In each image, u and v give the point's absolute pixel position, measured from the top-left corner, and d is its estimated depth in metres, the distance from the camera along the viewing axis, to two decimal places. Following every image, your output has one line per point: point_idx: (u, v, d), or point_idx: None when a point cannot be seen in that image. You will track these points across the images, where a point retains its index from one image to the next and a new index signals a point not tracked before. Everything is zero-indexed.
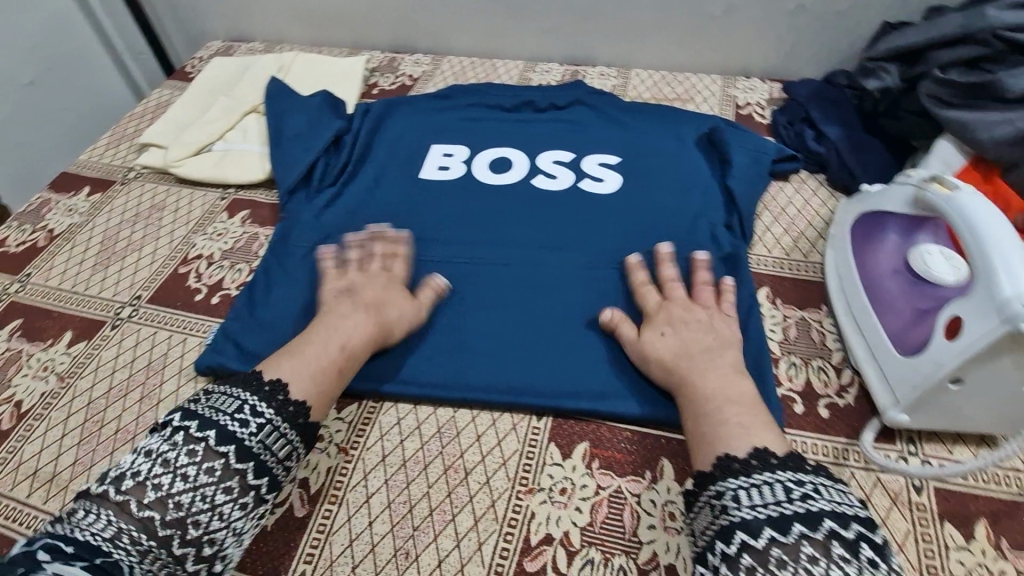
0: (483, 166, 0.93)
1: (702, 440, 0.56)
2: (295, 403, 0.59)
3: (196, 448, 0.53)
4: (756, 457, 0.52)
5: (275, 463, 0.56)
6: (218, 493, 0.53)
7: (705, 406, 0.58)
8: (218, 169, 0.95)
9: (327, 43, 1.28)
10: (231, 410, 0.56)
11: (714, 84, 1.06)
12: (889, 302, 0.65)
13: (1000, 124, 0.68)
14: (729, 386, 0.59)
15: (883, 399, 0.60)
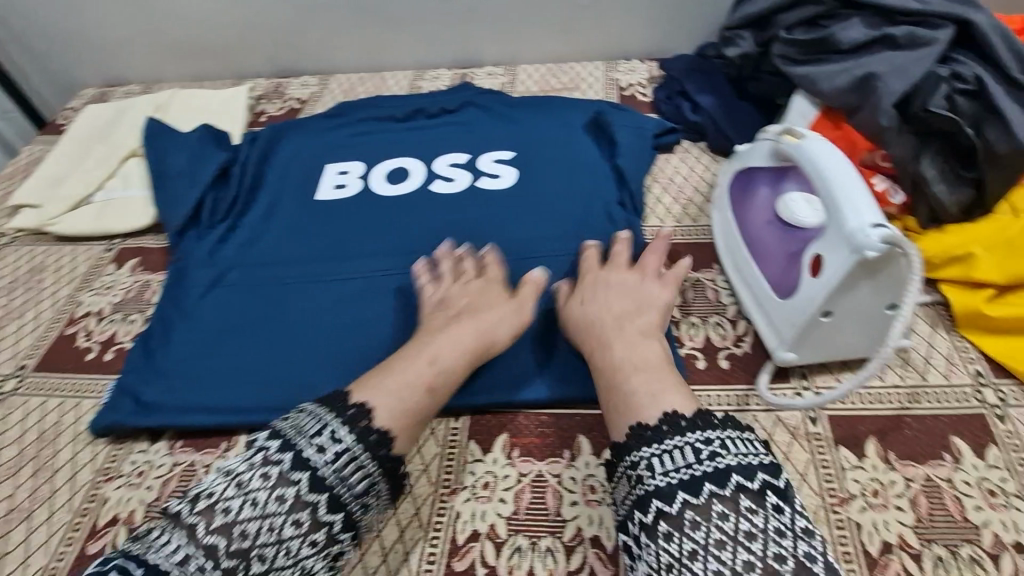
0: (379, 178, 0.92)
1: (615, 411, 0.56)
2: (377, 432, 0.53)
3: (271, 472, 0.50)
4: (667, 422, 0.52)
5: (349, 499, 0.51)
6: (286, 526, 0.49)
7: (614, 376, 0.58)
8: (100, 220, 0.91)
9: (211, 76, 1.24)
10: (311, 433, 0.52)
11: (597, 70, 1.10)
12: (766, 252, 0.68)
13: (840, 73, 0.72)
14: (635, 352, 0.59)
15: (772, 341, 0.64)
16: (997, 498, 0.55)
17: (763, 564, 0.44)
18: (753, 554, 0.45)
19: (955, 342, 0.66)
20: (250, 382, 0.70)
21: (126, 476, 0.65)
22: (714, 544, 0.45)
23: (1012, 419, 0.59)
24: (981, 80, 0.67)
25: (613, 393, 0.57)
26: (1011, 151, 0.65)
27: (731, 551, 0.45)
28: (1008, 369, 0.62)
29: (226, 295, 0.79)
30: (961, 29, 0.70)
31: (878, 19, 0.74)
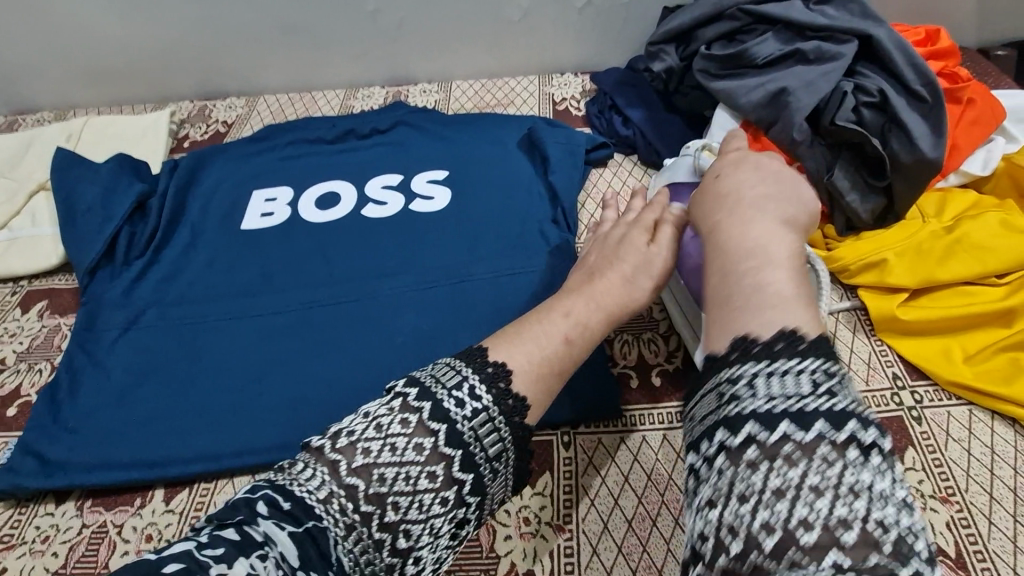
0: (309, 204, 0.90)
1: (730, 305, 0.44)
2: (515, 397, 0.47)
3: (410, 419, 0.44)
4: (782, 339, 0.40)
5: (483, 460, 0.44)
6: (421, 478, 0.43)
7: (736, 263, 0.46)
8: (4, 262, 0.85)
9: (130, 100, 1.18)
10: (450, 384, 0.45)
11: (530, 85, 1.10)
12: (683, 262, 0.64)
13: (756, 88, 0.74)
14: (758, 240, 0.47)
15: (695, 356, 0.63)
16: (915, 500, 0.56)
17: (863, 521, 0.34)
18: (851, 510, 0.34)
19: (875, 346, 0.68)
20: (167, 432, 0.67)
21: (29, 543, 0.60)
22: (809, 489, 0.35)
23: (928, 420, 0.61)
24: (885, 92, 0.69)
25: (730, 283, 0.45)
26: (915, 161, 0.68)
27: (826, 500, 0.34)
28: (923, 371, 0.64)
29: (142, 338, 0.75)
30: (865, 43, 0.73)
31: (790, 34, 0.76)
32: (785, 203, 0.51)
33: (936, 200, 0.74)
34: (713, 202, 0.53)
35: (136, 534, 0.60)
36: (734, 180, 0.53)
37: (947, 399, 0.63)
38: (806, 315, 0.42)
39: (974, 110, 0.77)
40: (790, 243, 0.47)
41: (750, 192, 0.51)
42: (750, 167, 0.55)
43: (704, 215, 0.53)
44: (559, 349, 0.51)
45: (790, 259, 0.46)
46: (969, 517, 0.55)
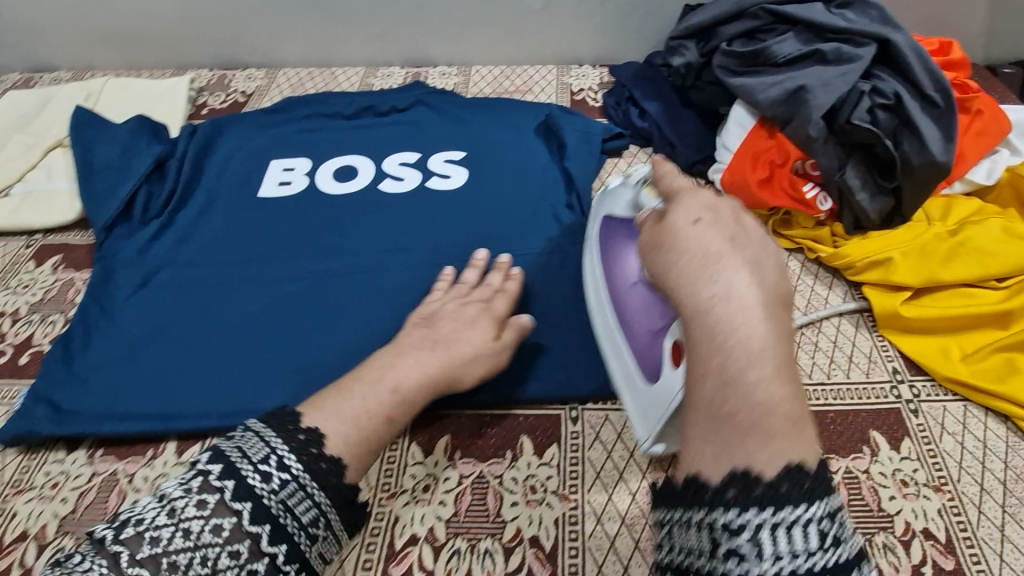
0: (327, 176, 0.90)
1: (732, 424, 0.39)
2: (328, 459, 0.52)
3: (210, 500, 0.48)
4: (789, 480, 0.37)
5: (295, 530, 0.49)
6: (222, 557, 0.47)
7: (725, 363, 0.40)
8: (19, 214, 0.85)
9: (147, 65, 1.18)
10: (256, 459, 0.50)
11: (549, 74, 1.11)
12: (633, 320, 0.60)
13: (775, 85, 0.76)
14: (752, 333, 0.40)
15: (640, 431, 0.58)
16: (910, 488, 0.58)
17: None
18: None
19: (876, 342, 0.70)
20: (178, 388, 0.67)
21: (38, 488, 0.60)
22: None
23: (924, 413, 0.63)
24: (899, 96, 0.71)
25: (730, 395, 0.39)
26: (925, 163, 0.70)
27: None
28: (922, 367, 0.66)
29: (155, 297, 0.75)
30: (883, 48, 0.75)
31: (810, 35, 0.78)
32: (778, 271, 0.44)
33: (941, 204, 0.76)
34: (694, 265, 0.44)
35: (146, 483, 0.61)
36: (719, 237, 0.45)
37: (944, 394, 0.65)
38: (804, 439, 0.39)
39: (982, 121, 0.79)
40: (787, 331, 0.41)
41: (739, 253, 0.44)
42: (732, 216, 0.47)
43: (683, 284, 0.44)
44: (378, 426, 0.55)
45: (789, 358, 0.40)
46: (959, 505, 0.57)
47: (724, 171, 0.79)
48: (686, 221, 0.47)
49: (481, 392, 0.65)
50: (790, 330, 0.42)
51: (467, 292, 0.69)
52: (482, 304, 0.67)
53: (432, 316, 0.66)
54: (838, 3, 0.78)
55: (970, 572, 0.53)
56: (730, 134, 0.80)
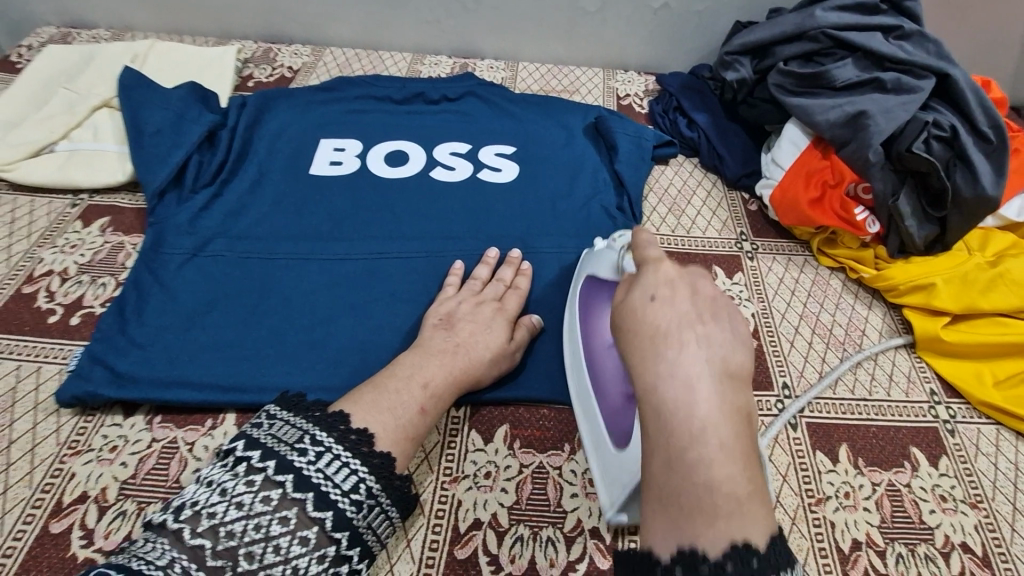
0: (378, 159, 0.90)
1: (677, 503, 0.39)
2: (357, 432, 0.51)
3: (255, 478, 0.47)
4: (733, 559, 0.36)
5: (338, 497, 0.48)
6: (273, 524, 0.46)
7: (680, 447, 0.40)
8: (65, 171, 0.83)
9: (189, 31, 1.16)
10: (291, 439, 0.49)
11: (596, 76, 1.13)
12: (605, 384, 0.59)
13: (832, 108, 0.78)
14: (700, 417, 0.41)
15: (604, 498, 0.55)
16: (948, 503, 0.61)
17: None
18: None
19: (914, 362, 0.73)
20: (236, 359, 0.67)
21: (96, 450, 0.60)
22: None
23: (960, 434, 0.67)
24: (955, 129, 0.74)
25: (676, 476, 0.40)
26: (975, 197, 0.73)
27: None
28: (959, 390, 0.69)
29: (210, 267, 0.75)
30: (941, 82, 0.78)
31: (868, 63, 0.81)
32: (732, 348, 0.45)
33: (978, 237, 0.80)
34: (646, 343, 0.46)
35: (207, 452, 0.61)
36: (672, 313, 0.47)
37: (978, 417, 0.68)
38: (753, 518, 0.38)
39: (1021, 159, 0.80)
40: (736, 412, 0.42)
41: (687, 332, 0.45)
42: (686, 293, 0.48)
43: (639, 361, 0.46)
44: (413, 418, 0.55)
45: (732, 437, 0.41)
46: (994, 522, 0.60)
47: (775, 187, 0.83)
48: (643, 299, 0.48)
49: (540, 383, 0.67)
50: (736, 410, 0.42)
51: (480, 290, 0.71)
52: (496, 305, 0.69)
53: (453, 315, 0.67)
54: (897, 33, 0.81)
55: None
56: (783, 151, 0.83)
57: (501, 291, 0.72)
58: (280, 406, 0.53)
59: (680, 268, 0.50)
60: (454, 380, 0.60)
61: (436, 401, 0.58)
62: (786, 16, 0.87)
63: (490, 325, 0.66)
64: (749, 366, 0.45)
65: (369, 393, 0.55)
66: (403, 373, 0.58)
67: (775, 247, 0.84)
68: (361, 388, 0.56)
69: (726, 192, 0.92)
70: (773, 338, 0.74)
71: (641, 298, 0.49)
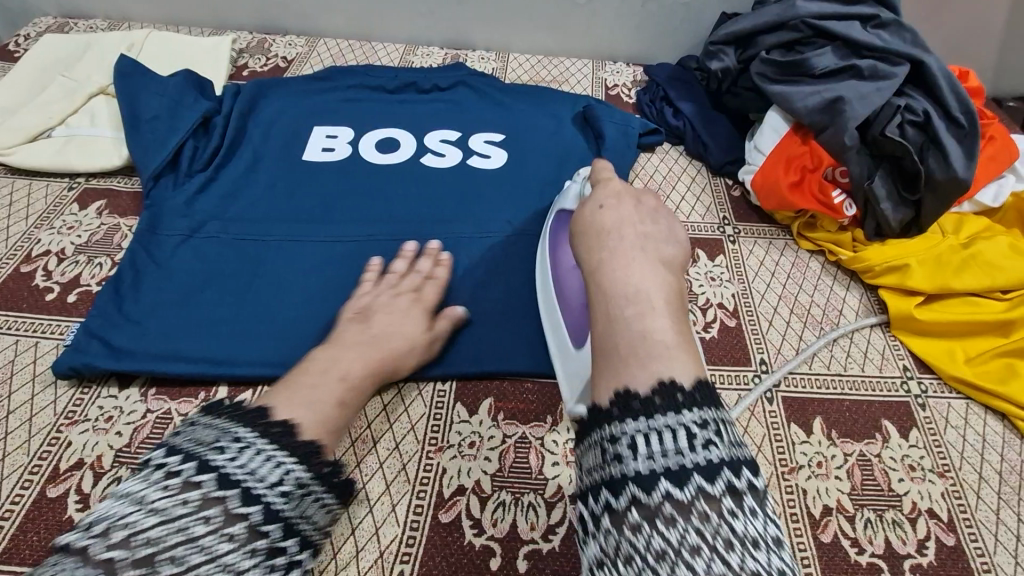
0: (369, 146, 0.92)
1: (617, 351, 0.45)
2: (278, 423, 0.48)
3: (171, 483, 0.42)
4: (660, 392, 0.41)
5: (264, 490, 0.44)
6: (195, 527, 0.41)
7: (618, 310, 0.48)
8: (63, 155, 0.85)
9: (185, 22, 1.18)
10: (211, 438, 0.45)
11: (585, 68, 1.15)
12: (568, 299, 0.66)
13: (811, 95, 0.80)
14: (636, 290, 0.49)
15: (566, 393, 0.62)
16: (916, 472, 0.63)
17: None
18: (732, 562, 0.36)
19: (889, 341, 0.75)
20: (229, 334, 0.69)
21: (92, 421, 0.62)
22: (687, 551, 0.36)
23: (931, 407, 0.69)
24: (929, 113, 0.77)
25: (616, 333, 0.47)
26: (948, 179, 0.75)
27: (714, 555, 0.36)
28: (930, 366, 0.72)
29: (204, 247, 0.76)
30: (916, 69, 0.80)
31: (846, 51, 0.83)
32: (666, 243, 0.55)
33: (953, 221, 0.82)
34: (593, 239, 0.56)
35: None
36: (616, 216, 0.57)
37: (949, 392, 0.70)
38: (682, 363, 0.44)
39: (992, 147, 0.82)
40: (670, 286, 0.50)
41: (627, 232, 0.55)
42: (630, 204, 0.58)
43: (586, 253, 0.56)
44: (334, 413, 0.54)
45: (663, 302, 0.48)
46: (960, 490, 0.62)
47: (756, 173, 0.85)
48: (593, 208, 0.59)
49: (524, 359, 0.69)
50: (668, 287, 0.50)
51: (397, 282, 0.71)
52: (412, 295, 0.69)
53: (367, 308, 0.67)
54: (876, 22, 0.83)
55: (969, 549, 0.58)
56: (765, 138, 0.86)
57: (420, 283, 0.71)
58: (199, 411, 0.49)
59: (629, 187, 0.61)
60: (370, 370, 0.60)
61: (355, 393, 0.57)
62: (768, 7, 0.89)
63: (404, 317, 0.66)
64: (681, 258, 0.55)
65: (282, 393, 0.53)
66: (315, 369, 0.56)
67: (757, 231, 0.87)
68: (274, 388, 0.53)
69: (710, 179, 0.94)
70: (752, 317, 0.76)
71: (593, 208, 0.59)
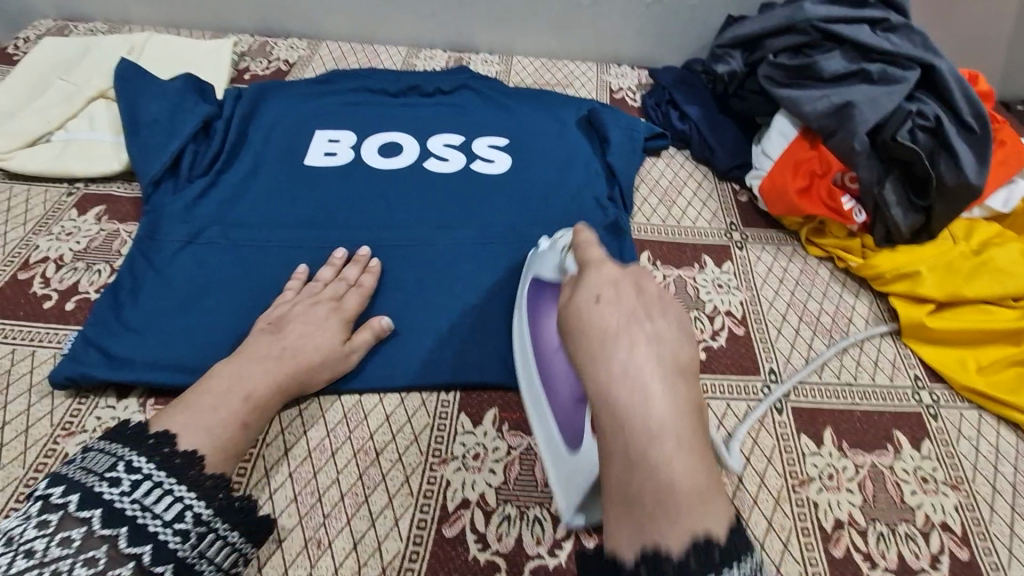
0: (372, 150, 0.91)
1: (640, 503, 0.41)
2: (183, 455, 0.52)
3: (54, 517, 0.46)
4: (696, 554, 0.39)
5: (157, 528, 0.48)
6: (76, 567, 0.45)
7: (636, 449, 0.42)
8: (62, 160, 0.84)
9: (186, 25, 1.17)
10: (102, 470, 0.49)
11: (589, 71, 1.14)
12: (556, 386, 0.59)
13: (820, 99, 0.79)
14: (655, 420, 0.42)
15: (562, 501, 0.55)
16: (929, 484, 0.62)
17: None
18: None
19: (899, 350, 0.74)
20: (230, 342, 0.68)
21: (89, 432, 0.61)
22: None
23: (943, 418, 0.67)
24: (940, 118, 0.75)
25: (637, 478, 0.42)
26: (958, 184, 0.74)
27: None
28: (941, 375, 0.70)
29: (204, 253, 0.75)
30: (927, 73, 0.79)
31: (855, 54, 0.82)
32: (679, 342, 0.47)
33: (964, 226, 0.80)
34: (596, 343, 0.47)
35: None
36: (618, 313, 0.48)
37: (961, 402, 0.69)
38: (713, 509, 0.40)
39: (1004, 151, 0.81)
40: (690, 406, 0.44)
41: (636, 330, 0.47)
42: (631, 290, 0.50)
43: (588, 361, 0.47)
44: (235, 433, 0.56)
45: (685, 432, 0.42)
46: (974, 503, 0.61)
47: (764, 178, 0.84)
48: (588, 299, 0.50)
49: None
50: (688, 405, 0.44)
51: (319, 290, 0.70)
52: (331, 303, 0.68)
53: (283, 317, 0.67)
54: (884, 26, 0.82)
55: (983, 563, 0.57)
56: (772, 142, 0.84)
57: (342, 291, 0.71)
58: (98, 440, 0.53)
59: (622, 267, 0.52)
60: (277, 386, 0.61)
61: (260, 413, 0.59)
62: (775, 10, 0.88)
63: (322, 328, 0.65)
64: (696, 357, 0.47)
65: (181, 415, 0.55)
66: (219, 389, 0.58)
67: (764, 237, 0.85)
68: (168, 410, 0.56)
69: (717, 184, 0.93)
70: (760, 325, 0.75)
71: (587, 298, 0.50)
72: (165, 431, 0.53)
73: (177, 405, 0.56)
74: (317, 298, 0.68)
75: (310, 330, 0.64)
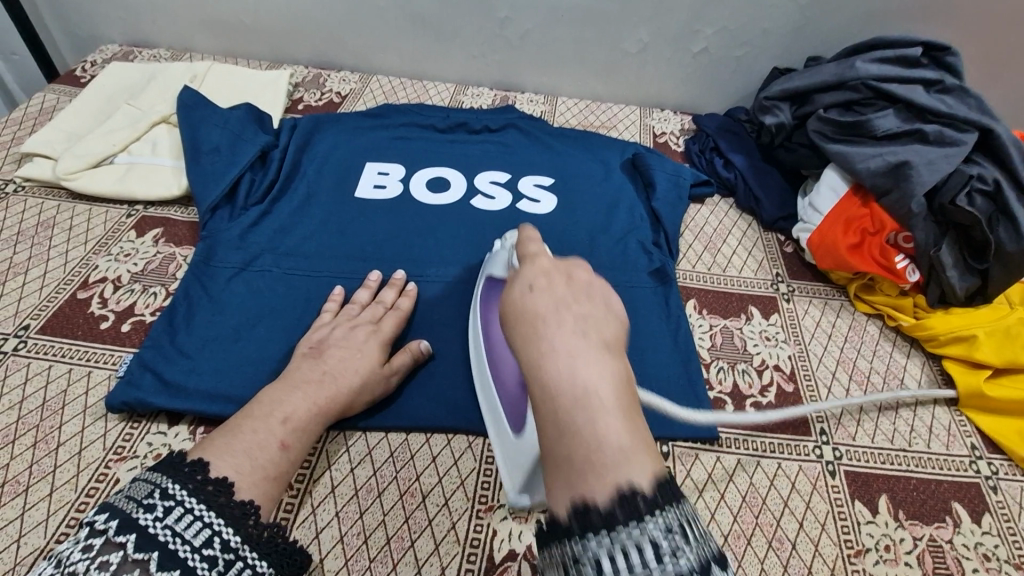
0: (420, 185, 0.92)
1: (569, 465, 0.34)
2: (215, 482, 0.50)
3: (94, 542, 0.44)
4: (620, 503, 0.32)
5: (186, 554, 0.45)
6: None
7: (564, 416, 0.35)
8: (124, 183, 0.87)
9: (244, 55, 1.21)
10: (140, 495, 0.47)
11: (632, 114, 1.15)
12: (502, 377, 0.60)
13: (874, 157, 0.80)
14: (585, 388, 0.36)
15: (508, 481, 0.59)
16: (992, 562, 0.60)
17: None
18: None
19: (954, 416, 0.72)
20: (279, 372, 0.68)
21: (141, 457, 0.61)
22: None
23: (1003, 491, 0.65)
24: (999, 183, 0.75)
25: (565, 444, 0.35)
26: (1018, 251, 0.73)
27: None
28: (1000, 446, 0.68)
29: (256, 281, 0.76)
30: (983, 136, 0.79)
31: (909, 114, 0.82)
32: (609, 317, 0.41)
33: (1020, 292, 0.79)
34: (525, 327, 0.40)
35: None
36: (549, 298, 0.41)
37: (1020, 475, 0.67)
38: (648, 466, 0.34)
39: None
40: (623, 380, 0.37)
41: (564, 311, 0.40)
42: (564, 275, 0.43)
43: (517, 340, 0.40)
44: (274, 456, 0.56)
45: (619, 395, 0.36)
46: None
47: (813, 232, 0.84)
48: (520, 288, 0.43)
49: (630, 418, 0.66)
50: (621, 373, 0.37)
51: (359, 313, 0.71)
52: (371, 327, 0.69)
53: (328, 344, 0.67)
54: (939, 87, 0.82)
55: None
56: (822, 197, 0.85)
57: (387, 316, 0.72)
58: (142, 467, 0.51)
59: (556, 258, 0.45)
60: (320, 415, 0.60)
61: (302, 436, 0.58)
62: (826, 66, 0.89)
63: (364, 355, 0.65)
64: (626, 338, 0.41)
65: (223, 442, 0.54)
66: (260, 412, 0.58)
67: (811, 290, 0.85)
68: (211, 439, 0.55)
69: (762, 234, 0.93)
70: (811, 383, 0.74)
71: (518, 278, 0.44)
72: (200, 459, 0.51)
73: (219, 431, 0.56)
74: (367, 330, 0.68)
75: (361, 364, 0.65)
